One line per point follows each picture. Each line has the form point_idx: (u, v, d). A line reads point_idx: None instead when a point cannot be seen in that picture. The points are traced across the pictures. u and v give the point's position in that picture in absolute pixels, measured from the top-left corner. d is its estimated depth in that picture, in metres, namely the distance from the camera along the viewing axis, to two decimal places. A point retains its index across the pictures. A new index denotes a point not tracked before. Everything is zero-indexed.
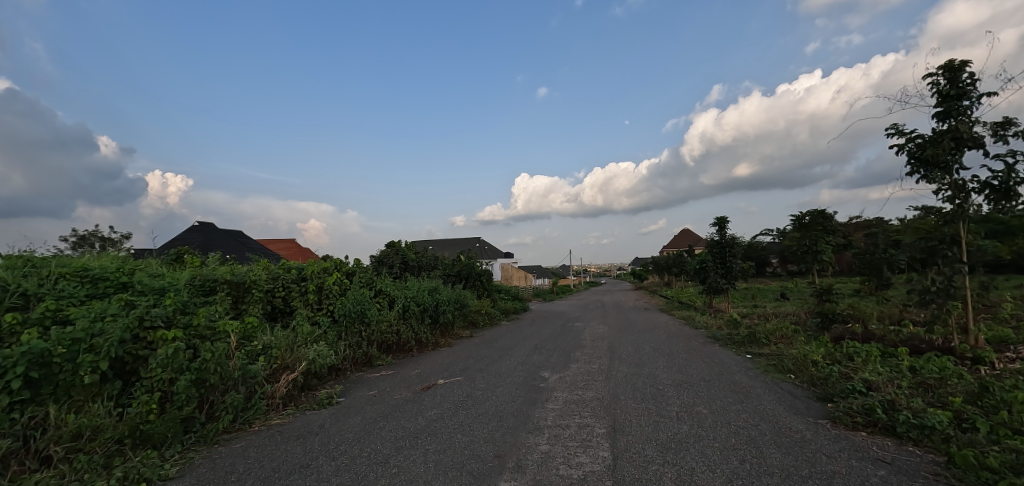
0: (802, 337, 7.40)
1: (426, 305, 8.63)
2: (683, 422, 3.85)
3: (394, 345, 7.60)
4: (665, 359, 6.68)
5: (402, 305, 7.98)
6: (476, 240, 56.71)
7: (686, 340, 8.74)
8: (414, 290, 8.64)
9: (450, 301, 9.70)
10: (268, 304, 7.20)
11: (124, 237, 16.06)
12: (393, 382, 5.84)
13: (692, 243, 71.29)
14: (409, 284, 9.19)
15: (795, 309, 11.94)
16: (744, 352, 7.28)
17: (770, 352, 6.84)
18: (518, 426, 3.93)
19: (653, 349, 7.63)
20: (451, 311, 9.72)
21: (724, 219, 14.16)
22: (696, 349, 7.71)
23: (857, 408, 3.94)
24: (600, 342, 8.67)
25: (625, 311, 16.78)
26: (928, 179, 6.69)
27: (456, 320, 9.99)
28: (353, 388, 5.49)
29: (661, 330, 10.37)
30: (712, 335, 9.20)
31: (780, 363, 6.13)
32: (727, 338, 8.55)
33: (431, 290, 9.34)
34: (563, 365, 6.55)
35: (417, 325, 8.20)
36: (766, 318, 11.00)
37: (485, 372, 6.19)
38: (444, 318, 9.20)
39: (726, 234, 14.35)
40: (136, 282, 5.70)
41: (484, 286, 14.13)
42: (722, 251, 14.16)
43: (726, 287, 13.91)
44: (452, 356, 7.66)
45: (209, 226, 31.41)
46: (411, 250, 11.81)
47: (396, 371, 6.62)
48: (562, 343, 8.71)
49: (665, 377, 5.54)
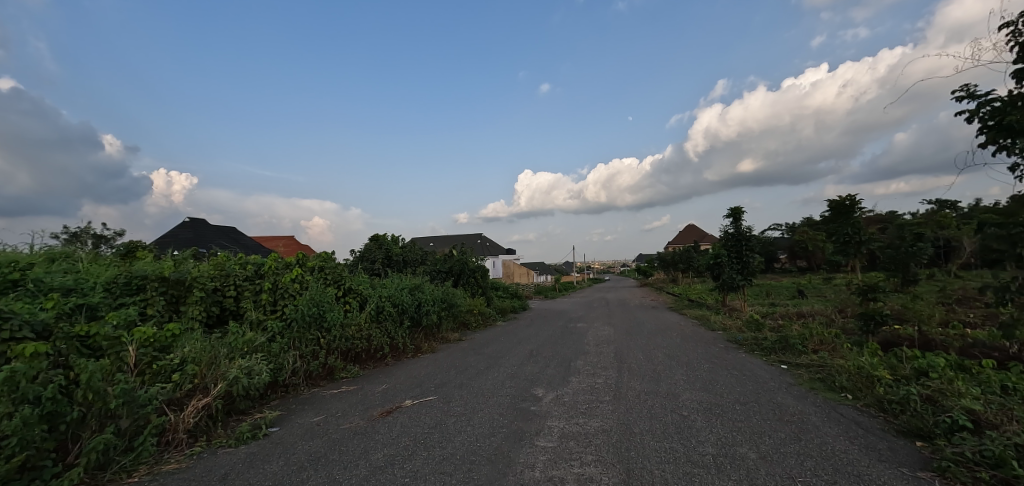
0: (847, 343, 6.24)
1: (406, 305, 7.51)
2: (727, 478, 2.70)
3: (363, 353, 6.48)
4: (685, 372, 5.52)
5: (376, 305, 6.87)
6: (476, 236, 55.56)
7: (705, 345, 7.60)
8: (390, 289, 7.51)
9: (435, 301, 8.57)
10: (214, 307, 6.12)
11: (112, 234, 15.42)
12: (350, 402, 4.71)
13: (698, 239, 69.71)
14: (387, 282, 8.06)
15: (822, 308, 10.73)
16: (778, 361, 6.12)
17: (811, 363, 5.68)
18: (493, 479, 2.79)
19: (668, 358, 6.48)
20: (436, 312, 8.60)
21: (740, 209, 12.93)
22: (720, 357, 6.54)
23: (974, 457, 2.78)
24: (605, 348, 7.52)
25: (631, 310, 15.64)
26: (1009, 151, 5.44)
27: (443, 323, 8.86)
28: (296, 413, 4.36)
29: (675, 332, 9.22)
30: (734, 338, 8.03)
31: (829, 378, 4.97)
32: (752, 342, 7.40)
33: (412, 288, 8.22)
34: (561, 379, 5.40)
35: (393, 328, 7.08)
36: (792, 318, 9.80)
37: (467, 389, 5.07)
38: (428, 320, 8.07)
39: (743, 226, 13.12)
40: (33, 279, 4.62)
41: (479, 283, 13.01)
42: (739, 245, 12.93)
43: (743, 284, 12.70)
44: (432, 367, 6.52)
45: (201, 222, 30.52)
46: (395, 244, 10.68)
47: (361, 385, 5.50)
48: (562, 348, 7.57)
49: (689, 398, 4.39)
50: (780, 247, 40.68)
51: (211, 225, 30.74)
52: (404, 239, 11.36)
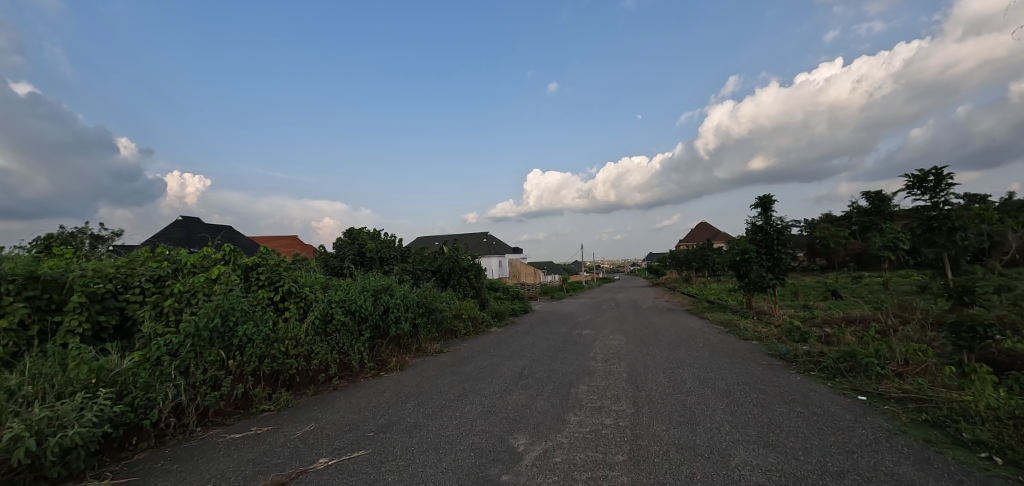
0: (945, 364, 4.62)
1: (366, 312, 6.02)
2: None
3: (300, 373, 5.03)
4: (727, 408, 3.97)
5: (322, 312, 5.39)
6: (481, 235, 54.15)
7: (743, 361, 6.04)
8: (347, 292, 6.03)
9: (408, 305, 7.05)
10: (105, 317, 4.75)
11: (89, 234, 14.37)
12: (241, 461, 3.23)
13: (711, 236, 67.57)
14: (347, 283, 6.58)
15: (875, 313, 9.03)
16: (851, 390, 4.53)
17: (906, 397, 4.07)
18: None
19: (698, 382, 4.93)
20: (411, 319, 7.12)
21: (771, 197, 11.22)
22: (768, 381, 4.97)
23: None
24: (615, 365, 5.99)
25: (645, 312, 14.05)
26: None
27: (419, 331, 7.38)
28: (145, 483, 2.91)
29: (700, 342, 7.63)
30: (777, 352, 6.44)
31: (949, 424, 3.37)
32: (805, 356, 5.81)
33: (379, 290, 6.74)
34: (554, 419, 3.86)
35: (344, 340, 5.59)
36: (841, 326, 8.15)
37: (418, 435, 3.58)
38: (397, 330, 6.57)
39: (773, 217, 11.42)
40: None
41: (471, 284, 11.52)
42: (769, 239, 11.22)
43: (774, 284, 11.03)
44: (389, 394, 5.01)
45: (195, 221, 29.53)
46: (371, 239, 9.22)
47: (278, 426, 4.02)
48: (560, 366, 6.04)
49: (746, 462, 2.85)
50: (800, 244, 38.58)
51: (205, 224, 29.67)
52: (382, 233, 9.90)
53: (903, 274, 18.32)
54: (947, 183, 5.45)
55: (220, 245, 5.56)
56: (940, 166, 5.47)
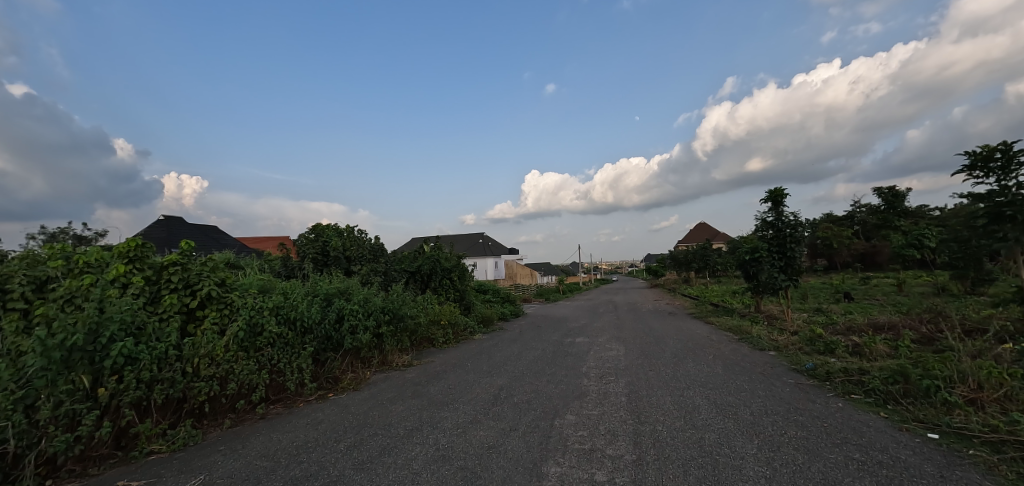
0: None
1: (310, 322, 4.97)
2: None
3: (213, 399, 3.99)
4: (760, 456, 2.94)
5: (247, 322, 4.36)
6: (477, 236, 52.99)
7: (766, 380, 5.00)
8: (287, 298, 4.98)
9: (369, 312, 6.00)
10: None
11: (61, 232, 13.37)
12: None
13: (710, 236, 66.71)
14: (293, 286, 5.53)
15: (906, 320, 7.99)
16: (914, 425, 3.50)
17: (998, 438, 3.05)
18: None
19: (716, 411, 3.90)
20: (373, 329, 6.07)
21: (784, 190, 10.21)
22: (805, 409, 3.95)
23: None
24: (612, 384, 4.95)
25: (646, 316, 13.02)
26: None
27: (383, 341, 6.33)
28: None
29: (711, 354, 6.60)
30: (802, 369, 5.41)
31: None
32: (841, 375, 4.79)
33: (332, 295, 5.71)
34: (526, 472, 2.82)
35: (279, 356, 4.56)
36: (869, 334, 7.13)
37: None
38: (352, 342, 5.52)
39: (784, 212, 10.39)
40: None
41: (455, 286, 10.47)
42: (782, 237, 10.20)
43: (787, 286, 10.01)
44: (325, 426, 3.94)
45: (177, 221, 28.29)
46: (338, 236, 8.17)
47: (154, 481, 2.96)
48: (545, 385, 5.01)
49: None
50: None
51: (188, 224, 28.40)
52: (352, 229, 8.87)
53: (916, 275, 17.34)
54: (1018, 161, 4.51)
55: (126, 240, 4.44)
56: (1009, 140, 4.53)
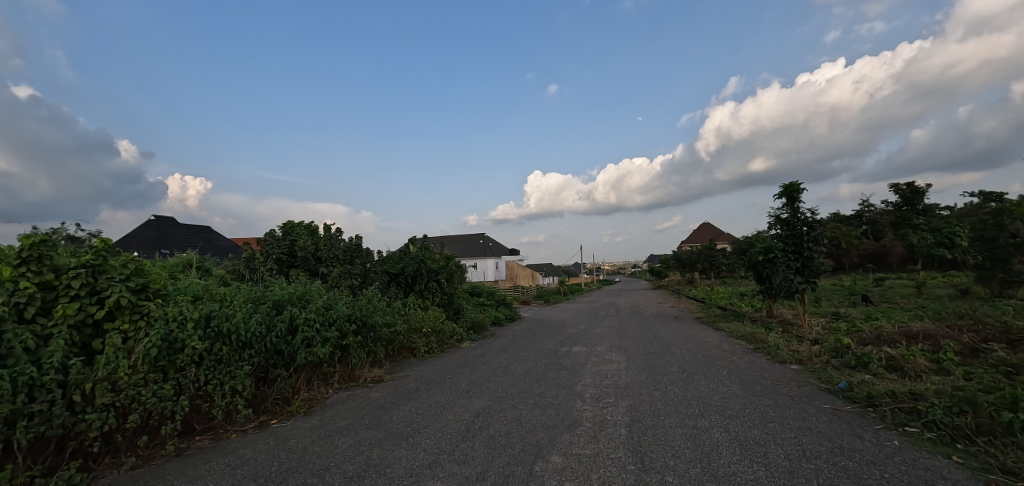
0: None
1: (249, 335, 4.18)
2: None
3: (109, 434, 3.24)
4: None
5: (162, 338, 3.58)
6: (477, 236, 52.14)
7: (795, 404, 4.17)
8: (221, 306, 4.19)
9: (330, 321, 5.22)
10: None
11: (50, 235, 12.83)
12: None
13: (714, 236, 65.66)
14: (237, 291, 4.73)
15: (942, 328, 7.12)
16: (1004, 476, 2.67)
17: None
18: None
19: (739, 453, 3.07)
20: (335, 341, 5.27)
21: (800, 185, 9.35)
22: (855, 451, 3.11)
23: None
24: (609, 410, 4.13)
25: (649, 321, 12.18)
26: None
27: (348, 354, 5.54)
28: None
29: (725, 368, 5.76)
30: (836, 390, 4.59)
31: None
32: (888, 400, 3.96)
33: (284, 302, 4.93)
34: None
35: (205, 377, 3.80)
36: (903, 344, 6.28)
37: None
38: (306, 357, 4.73)
39: (800, 209, 9.53)
40: None
41: (442, 289, 9.67)
42: (798, 235, 9.35)
43: (803, 289, 9.17)
44: (245, 470, 3.13)
45: (169, 221, 27.60)
46: (309, 234, 7.39)
47: None
48: (530, 410, 4.19)
49: None
50: None
51: (179, 224, 27.61)
52: (328, 227, 8.10)
53: (934, 277, 16.40)
54: None
55: (20, 236, 3.58)
56: None
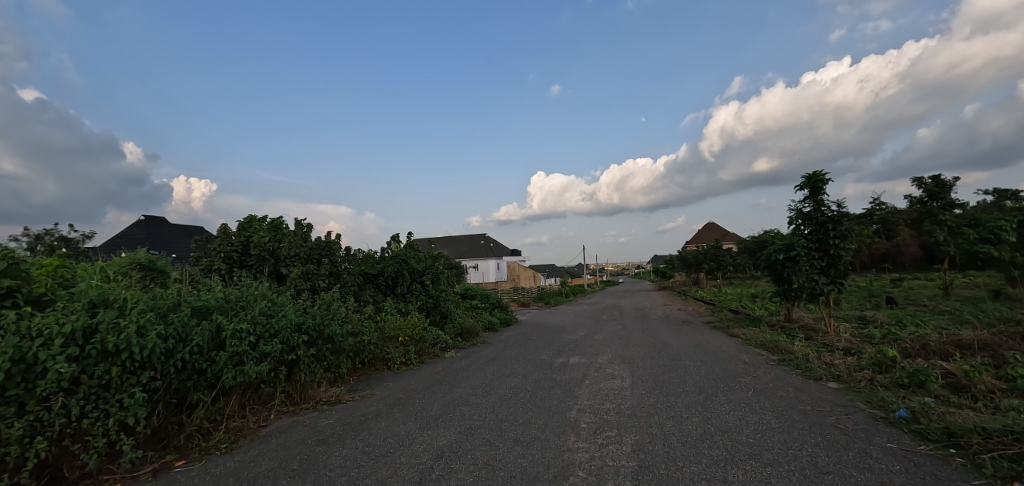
0: None
1: (148, 352, 3.29)
2: None
3: None
4: None
5: (11, 360, 2.71)
6: (477, 236, 51.25)
7: (851, 444, 3.20)
8: (114, 315, 3.31)
9: (272, 331, 4.33)
10: None
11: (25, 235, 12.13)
12: None
13: (719, 236, 64.56)
14: (148, 296, 3.85)
15: (998, 337, 6.12)
16: None
17: None
18: None
19: None
20: (276, 357, 4.36)
21: (826, 174, 8.33)
22: None
23: None
24: (608, 450, 3.19)
25: (655, 325, 11.25)
26: None
27: (296, 370, 4.66)
28: None
29: (749, 386, 4.81)
30: (896, 422, 3.63)
31: None
32: (979, 442, 2.98)
33: (211, 309, 4.06)
34: None
35: (79, 411, 2.95)
36: (959, 356, 5.30)
37: None
38: (232, 378, 3.85)
39: (823, 201, 8.51)
40: None
41: (426, 292, 8.74)
42: (823, 231, 8.36)
43: (828, 291, 8.19)
44: None
45: (159, 221, 26.86)
46: (268, 231, 6.48)
47: None
48: (505, 449, 3.27)
49: None
50: None
51: (170, 224, 26.92)
52: (294, 222, 7.19)
53: (959, 279, 15.33)
54: None
55: None
56: None
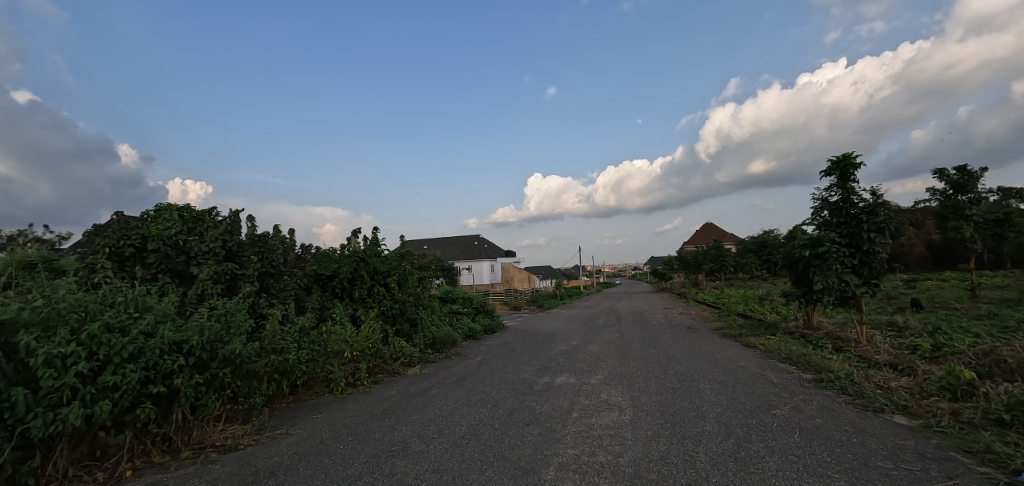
0: None
1: None
2: None
3: None
4: None
5: None
6: (472, 236, 49.94)
7: None
8: None
9: (126, 354, 3.08)
10: None
11: None
12: None
13: (718, 237, 63.52)
14: None
15: None
16: None
17: None
18: None
19: None
20: (130, 390, 3.08)
21: (858, 157, 7.05)
22: None
23: None
24: None
25: (656, 332, 10.03)
26: None
27: (174, 406, 3.43)
28: None
29: (791, 424, 3.55)
30: None
31: None
32: None
33: (27, 325, 2.81)
34: None
35: None
36: None
37: None
38: (39, 429, 2.60)
39: (855, 189, 7.25)
40: None
41: (392, 297, 7.47)
42: (856, 224, 7.14)
43: (860, 294, 6.99)
44: None
45: None
46: (182, 222, 5.20)
47: None
48: None
49: None
50: None
51: None
52: (220, 212, 5.86)
53: (981, 279, 14.20)
54: None
55: None
56: None
